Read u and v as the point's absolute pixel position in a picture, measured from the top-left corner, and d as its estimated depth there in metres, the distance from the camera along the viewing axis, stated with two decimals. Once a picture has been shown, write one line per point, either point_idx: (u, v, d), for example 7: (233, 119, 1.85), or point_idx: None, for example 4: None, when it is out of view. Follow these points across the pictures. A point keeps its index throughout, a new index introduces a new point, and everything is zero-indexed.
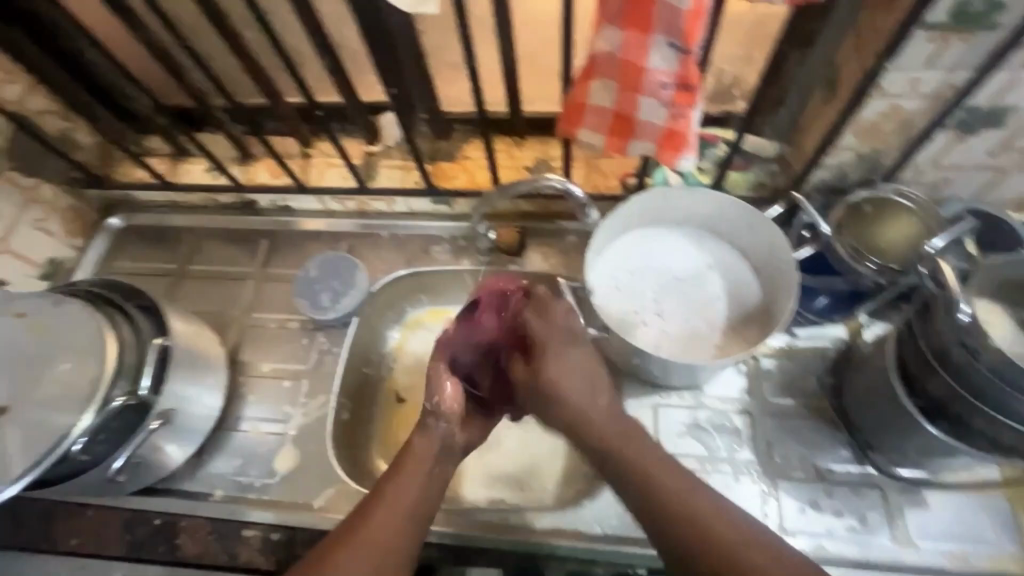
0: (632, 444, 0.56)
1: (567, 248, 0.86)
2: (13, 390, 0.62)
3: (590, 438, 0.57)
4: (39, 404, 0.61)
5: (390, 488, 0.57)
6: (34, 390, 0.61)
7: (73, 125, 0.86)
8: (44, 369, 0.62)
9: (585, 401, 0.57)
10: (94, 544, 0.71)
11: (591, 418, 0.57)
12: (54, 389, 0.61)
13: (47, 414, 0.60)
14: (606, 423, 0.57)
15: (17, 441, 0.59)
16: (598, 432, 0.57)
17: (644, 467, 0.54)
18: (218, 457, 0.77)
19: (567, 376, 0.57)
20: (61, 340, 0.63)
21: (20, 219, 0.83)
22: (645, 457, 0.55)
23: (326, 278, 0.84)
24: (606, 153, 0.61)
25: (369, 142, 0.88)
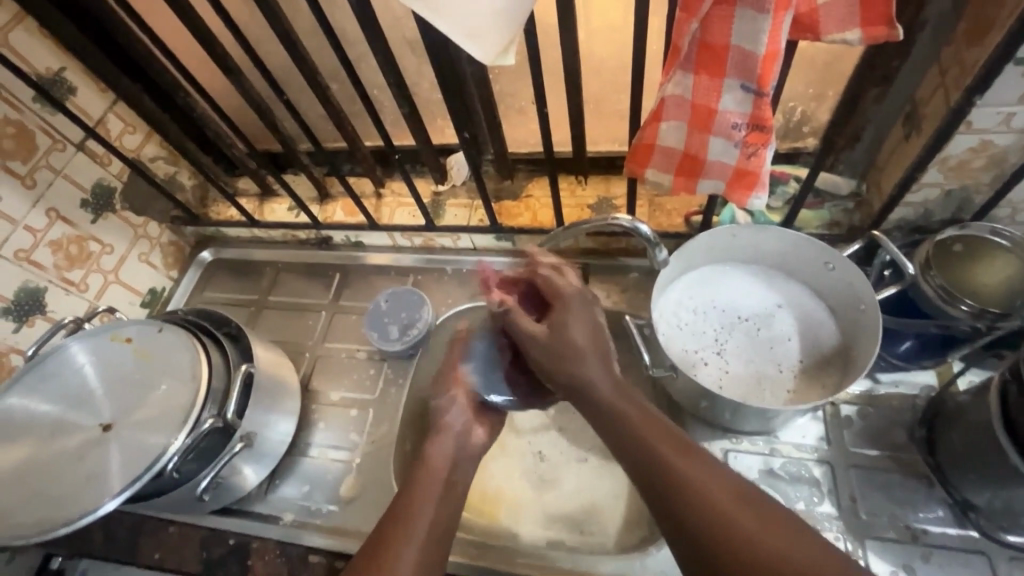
0: (674, 448, 0.52)
1: (630, 286, 0.85)
2: (120, 409, 0.68)
3: (626, 436, 0.54)
4: (140, 423, 0.66)
5: (423, 482, 0.60)
6: (139, 410, 0.67)
7: (178, 168, 0.96)
8: (147, 391, 0.68)
9: (596, 374, 0.58)
10: (173, 560, 0.74)
11: (608, 394, 0.57)
12: (153, 410, 0.67)
13: (147, 435, 0.65)
14: (629, 411, 0.55)
15: (121, 460, 0.64)
16: (607, 403, 0.56)
17: (678, 469, 0.50)
18: (288, 482, 0.80)
19: (575, 333, 0.60)
20: (162, 365, 0.70)
21: (129, 253, 0.92)
22: (685, 467, 0.50)
23: (398, 308, 0.87)
24: (675, 192, 0.62)
25: (437, 183, 0.93)
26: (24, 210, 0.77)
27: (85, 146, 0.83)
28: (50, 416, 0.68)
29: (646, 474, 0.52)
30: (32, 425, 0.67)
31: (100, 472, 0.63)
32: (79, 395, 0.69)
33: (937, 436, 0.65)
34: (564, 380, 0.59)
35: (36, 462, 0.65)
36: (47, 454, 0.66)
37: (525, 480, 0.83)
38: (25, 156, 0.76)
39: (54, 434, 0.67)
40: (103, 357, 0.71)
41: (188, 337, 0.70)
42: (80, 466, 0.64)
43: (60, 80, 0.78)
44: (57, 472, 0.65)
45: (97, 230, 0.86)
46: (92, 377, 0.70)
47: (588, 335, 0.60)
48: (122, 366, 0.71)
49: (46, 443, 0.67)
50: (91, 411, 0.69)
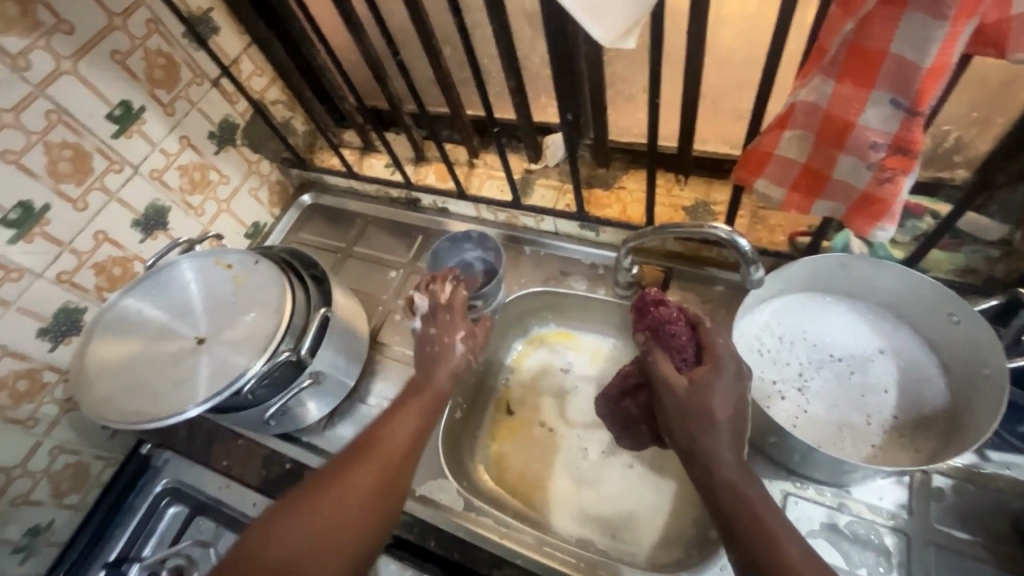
0: (782, 542, 0.46)
1: (713, 299, 0.80)
2: (212, 328, 0.75)
3: (734, 512, 0.49)
4: (226, 344, 0.73)
5: (379, 438, 0.63)
6: (227, 331, 0.74)
7: (294, 114, 1.03)
8: (237, 316, 0.75)
9: (721, 441, 0.52)
10: (239, 470, 0.82)
11: (723, 456, 0.51)
12: (240, 334, 0.73)
13: (233, 356, 0.71)
14: (740, 476, 0.51)
15: (206, 374, 0.71)
16: (718, 464, 0.51)
17: (792, 565, 0.45)
18: (345, 424, 0.85)
19: (712, 397, 0.54)
20: (254, 295, 0.76)
21: (242, 187, 1.00)
22: (796, 559, 0.45)
23: (448, 258, 0.90)
24: (785, 209, 0.57)
25: (530, 161, 0.92)
26: (162, 134, 0.85)
27: (219, 83, 0.90)
28: (156, 322, 0.76)
29: (749, 557, 0.47)
30: (139, 327, 0.75)
31: (191, 381, 0.70)
32: (182, 309, 0.77)
33: None
34: (683, 424, 0.55)
35: (139, 360, 0.73)
36: (150, 356, 0.74)
37: (565, 473, 0.82)
38: (170, 87, 0.84)
39: (158, 338, 0.75)
40: (207, 278, 0.79)
41: (279, 274, 0.76)
42: (174, 373, 0.72)
43: (207, 19, 0.85)
44: (156, 373, 0.72)
45: (219, 160, 0.94)
46: (195, 294, 0.78)
47: (730, 409, 0.53)
48: (221, 289, 0.78)
49: (150, 345, 0.74)
50: (190, 325, 0.76)
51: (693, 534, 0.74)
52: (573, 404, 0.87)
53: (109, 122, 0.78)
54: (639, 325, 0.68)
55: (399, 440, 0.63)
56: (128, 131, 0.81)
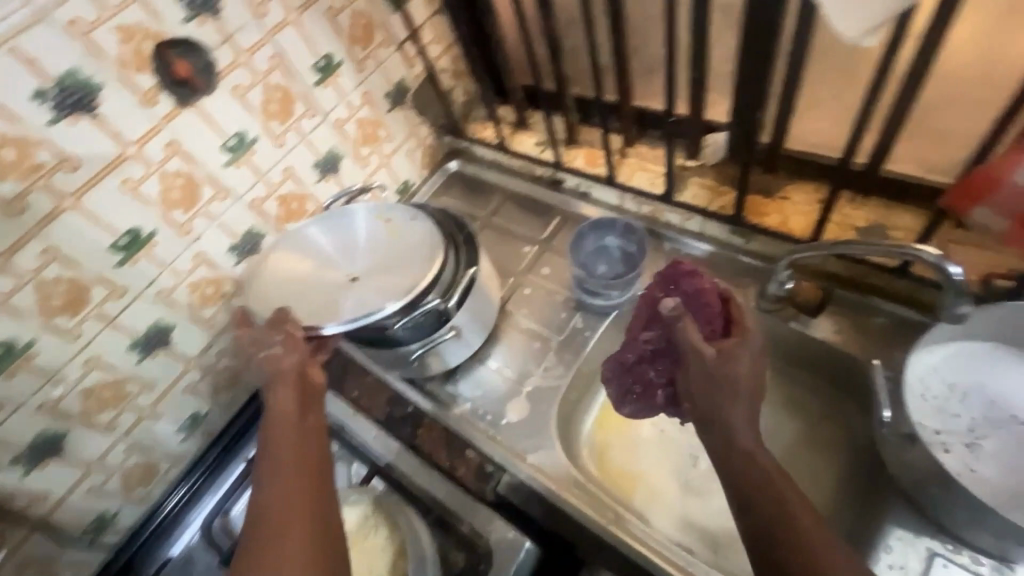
0: (792, 509, 0.51)
1: (872, 329, 0.74)
2: (366, 269, 0.82)
3: (750, 480, 0.54)
4: (376, 286, 0.79)
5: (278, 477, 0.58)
6: (379, 275, 0.81)
7: (459, 83, 1.08)
8: (392, 264, 0.81)
9: (746, 410, 0.57)
10: (366, 404, 0.89)
11: (744, 425, 0.57)
12: (388, 278, 0.80)
13: (382, 296, 0.78)
14: (757, 447, 0.56)
15: (353, 306, 0.77)
16: (737, 431, 0.56)
17: (804, 527, 0.50)
18: (464, 381, 0.89)
19: (734, 364, 0.59)
20: (407, 247, 0.82)
21: (402, 146, 1.07)
22: (810, 526, 0.50)
23: (588, 239, 0.91)
24: (1002, 237, 0.61)
25: (688, 157, 0.90)
26: (351, 88, 0.93)
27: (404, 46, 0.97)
28: (319, 248, 0.84)
29: (764, 525, 0.52)
30: (304, 251, 0.84)
31: (340, 307, 0.78)
32: (343, 242, 0.85)
33: None
34: (717, 392, 0.59)
35: (301, 279, 0.81)
36: (313, 275, 0.82)
37: (673, 475, 0.81)
38: (365, 46, 0.91)
39: (316, 261, 0.83)
40: (368, 224, 0.86)
41: (435, 234, 0.82)
42: (326, 295, 0.80)
43: None
44: (311, 292, 0.80)
45: (389, 119, 1.01)
46: (357, 233, 0.85)
47: (751, 375, 0.59)
48: (377, 237, 0.85)
49: (308, 266, 0.83)
50: (348, 261, 0.84)
51: None
52: None
53: (314, 70, 0.87)
54: (661, 289, 0.71)
55: (292, 485, 0.58)
56: (326, 81, 0.89)
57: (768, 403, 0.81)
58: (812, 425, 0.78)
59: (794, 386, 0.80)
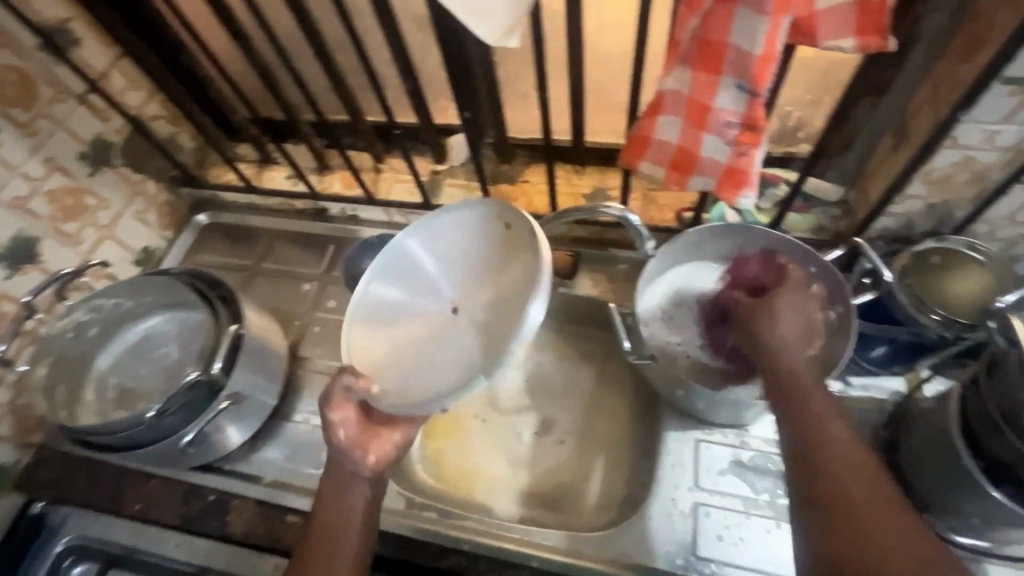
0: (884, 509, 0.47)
1: (618, 275, 0.87)
2: (465, 286, 0.69)
3: (829, 488, 0.49)
4: (482, 307, 0.66)
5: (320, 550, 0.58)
6: (473, 288, 0.68)
7: (179, 129, 0.97)
8: (473, 267, 0.69)
9: (795, 347, 0.59)
10: (154, 511, 0.76)
11: (790, 357, 0.58)
12: (491, 303, 0.65)
13: (495, 318, 0.64)
14: (795, 381, 0.56)
15: (427, 352, 0.67)
16: (794, 375, 0.57)
17: (841, 479, 0.49)
18: (271, 444, 0.82)
19: (786, 316, 0.60)
20: (509, 265, 0.66)
21: (125, 210, 0.92)
22: (845, 470, 0.50)
23: (363, 259, 0.89)
24: (667, 186, 0.63)
25: (437, 162, 0.94)
26: (23, 157, 0.78)
27: (87, 99, 0.83)
28: (387, 299, 0.72)
29: (800, 462, 0.52)
30: (379, 309, 0.71)
31: (450, 355, 0.65)
32: (387, 275, 0.72)
33: (903, 438, 0.67)
34: (777, 344, 0.58)
35: (430, 348, 0.67)
36: (392, 306, 0.71)
37: (502, 457, 0.85)
38: (28, 106, 0.77)
39: (415, 328, 0.69)
40: (450, 239, 0.71)
41: (507, 211, 0.67)
42: (427, 352, 0.67)
43: (65, 30, 0.78)
44: (433, 358, 0.66)
45: (94, 183, 0.87)
46: (392, 260, 0.72)
47: (797, 325, 0.60)
48: (481, 244, 0.69)
49: (415, 329, 0.69)
50: (437, 294, 0.70)
51: (624, 493, 0.80)
52: (503, 391, 0.90)
53: None
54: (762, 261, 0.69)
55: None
56: None
57: (567, 354, 0.91)
58: (602, 365, 0.89)
59: (582, 339, 0.91)
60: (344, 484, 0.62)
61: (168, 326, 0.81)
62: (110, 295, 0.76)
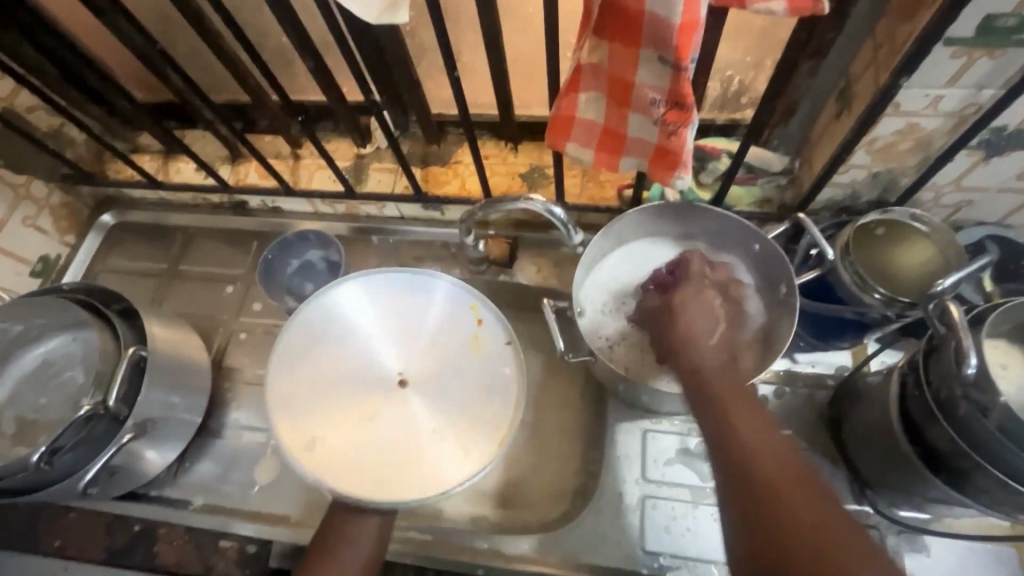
0: (789, 470, 0.47)
1: (561, 260, 0.82)
2: (411, 357, 0.69)
3: (749, 471, 0.47)
4: (427, 398, 0.67)
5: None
6: (423, 365, 0.69)
7: (63, 121, 0.86)
8: (431, 348, 0.69)
9: (697, 332, 0.57)
10: (75, 547, 0.71)
11: (699, 344, 0.56)
12: (438, 420, 0.66)
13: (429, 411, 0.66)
14: (706, 353, 0.56)
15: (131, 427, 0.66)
16: (694, 356, 0.56)
17: (750, 445, 0.49)
18: (201, 464, 0.77)
19: (693, 304, 0.60)
20: (464, 389, 0.67)
21: (10, 218, 0.82)
22: (755, 437, 0.49)
23: (285, 259, 0.82)
24: (597, 169, 0.57)
25: (360, 145, 0.86)
26: None
27: None
28: (333, 349, 0.68)
29: (720, 442, 0.50)
30: (324, 362, 0.67)
31: (382, 440, 0.65)
32: (346, 332, 0.68)
33: (844, 418, 0.66)
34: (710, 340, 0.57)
35: (351, 411, 0.66)
36: (338, 362, 0.67)
37: None
38: None
39: (349, 397, 0.66)
40: (418, 323, 0.70)
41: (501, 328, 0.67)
42: (358, 434, 0.65)
43: None
44: (355, 439, 0.64)
45: None
46: (365, 325, 0.69)
47: (711, 319, 0.59)
48: (439, 328, 0.70)
49: (354, 390, 0.67)
50: (384, 360, 0.69)
51: (574, 485, 0.75)
52: None
53: None
54: None
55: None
56: None
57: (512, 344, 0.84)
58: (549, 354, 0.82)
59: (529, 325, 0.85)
60: (352, 517, 0.60)
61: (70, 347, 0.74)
62: None
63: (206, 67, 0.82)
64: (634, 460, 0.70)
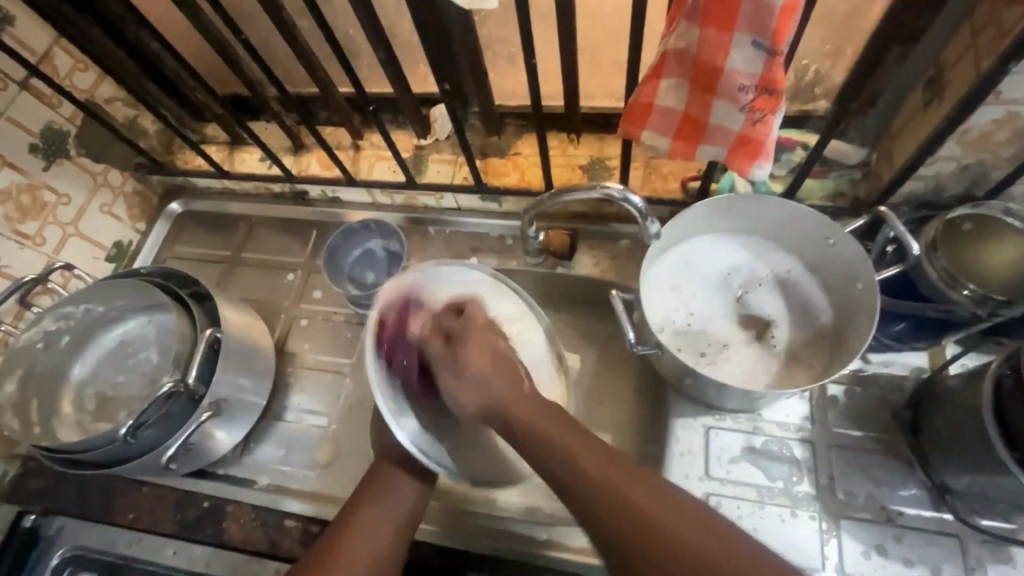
0: (683, 514, 0.46)
1: (620, 252, 0.81)
2: None
3: (665, 540, 0.45)
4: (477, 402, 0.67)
5: (347, 554, 0.59)
6: None
7: (138, 112, 0.89)
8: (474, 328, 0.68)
9: (501, 391, 0.57)
10: (148, 521, 0.74)
11: (524, 415, 0.54)
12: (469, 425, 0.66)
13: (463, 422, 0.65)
14: (544, 426, 0.53)
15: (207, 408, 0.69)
16: (519, 420, 0.54)
17: (611, 488, 0.48)
18: (264, 445, 0.79)
19: (478, 359, 0.59)
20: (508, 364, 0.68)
21: (89, 205, 0.86)
22: (605, 473, 0.49)
23: (348, 247, 0.84)
24: (671, 158, 0.56)
25: (419, 136, 0.86)
26: None
27: (29, 84, 0.76)
28: (434, 319, 0.66)
29: (585, 501, 0.49)
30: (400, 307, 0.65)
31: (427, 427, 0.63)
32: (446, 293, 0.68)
33: (924, 420, 0.64)
34: (531, 417, 0.54)
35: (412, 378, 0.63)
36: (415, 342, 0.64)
37: None
38: None
39: (428, 373, 0.64)
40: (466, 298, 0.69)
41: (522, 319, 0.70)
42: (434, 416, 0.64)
43: None
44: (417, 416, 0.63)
45: (51, 177, 0.80)
46: (456, 300, 0.68)
47: (507, 391, 0.56)
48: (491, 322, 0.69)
49: (425, 359, 0.64)
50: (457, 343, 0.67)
51: None
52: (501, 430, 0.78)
53: None
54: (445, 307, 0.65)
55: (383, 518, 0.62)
56: None
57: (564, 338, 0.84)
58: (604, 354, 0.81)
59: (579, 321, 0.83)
60: (390, 481, 0.64)
61: (146, 329, 0.77)
62: (79, 302, 0.71)
63: (276, 61, 0.84)
64: (699, 456, 0.68)
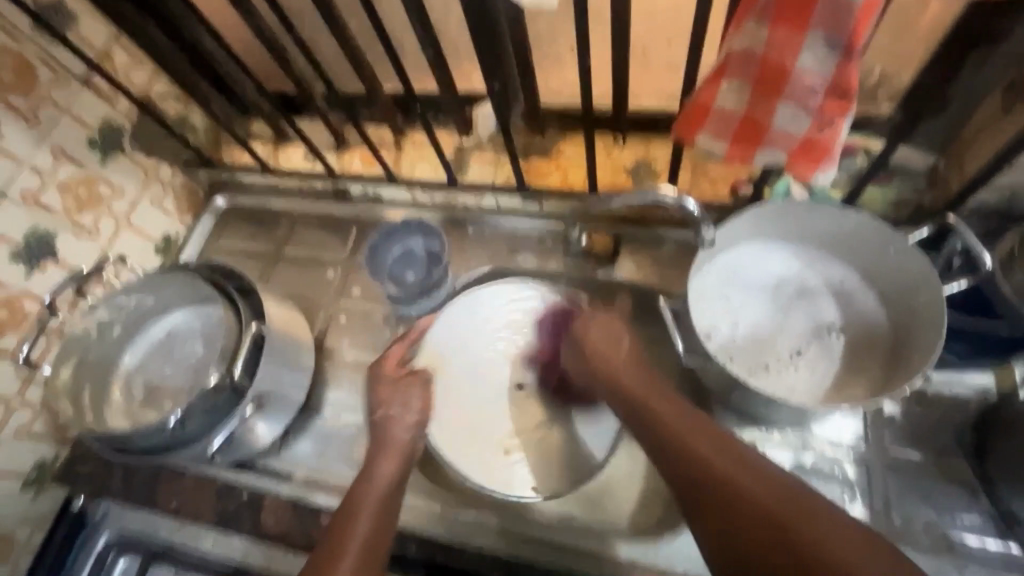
0: (778, 490, 0.48)
1: (664, 258, 0.79)
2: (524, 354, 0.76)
3: (750, 508, 0.48)
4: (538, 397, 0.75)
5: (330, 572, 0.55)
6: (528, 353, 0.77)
7: (189, 108, 0.91)
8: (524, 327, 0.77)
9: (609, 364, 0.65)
10: (190, 510, 0.76)
11: (626, 384, 0.63)
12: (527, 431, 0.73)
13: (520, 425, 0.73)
14: (662, 403, 0.60)
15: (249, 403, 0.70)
16: (623, 384, 0.63)
17: (706, 456, 0.53)
18: (301, 440, 0.79)
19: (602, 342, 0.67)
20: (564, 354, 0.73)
21: (141, 198, 0.88)
22: (706, 446, 0.54)
23: (389, 244, 0.83)
24: (728, 162, 0.54)
25: (462, 135, 0.86)
26: (31, 149, 0.74)
27: (90, 80, 0.78)
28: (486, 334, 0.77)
29: (685, 472, 0.54)
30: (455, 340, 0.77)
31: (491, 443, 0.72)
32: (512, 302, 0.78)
33: (991, 445, 0.60)
34: (626, 379, 0.64)
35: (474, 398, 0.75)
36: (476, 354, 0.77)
37: None
38: (28, 92, 0.72)
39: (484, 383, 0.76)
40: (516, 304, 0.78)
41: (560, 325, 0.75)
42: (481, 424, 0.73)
43: (61, 6, 0.73)
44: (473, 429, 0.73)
45: (107, 171, 0.83)
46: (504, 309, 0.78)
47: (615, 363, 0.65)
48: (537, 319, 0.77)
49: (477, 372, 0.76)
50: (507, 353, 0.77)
51: None
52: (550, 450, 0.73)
53: None
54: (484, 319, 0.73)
55: (354, 533, 0.59)
56: None
57: None
58: None
59: None
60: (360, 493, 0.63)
61: (192, 321, 0.79)
62: (131, 293, 0.73)
63: (324, 60, 0.85)
64: None
